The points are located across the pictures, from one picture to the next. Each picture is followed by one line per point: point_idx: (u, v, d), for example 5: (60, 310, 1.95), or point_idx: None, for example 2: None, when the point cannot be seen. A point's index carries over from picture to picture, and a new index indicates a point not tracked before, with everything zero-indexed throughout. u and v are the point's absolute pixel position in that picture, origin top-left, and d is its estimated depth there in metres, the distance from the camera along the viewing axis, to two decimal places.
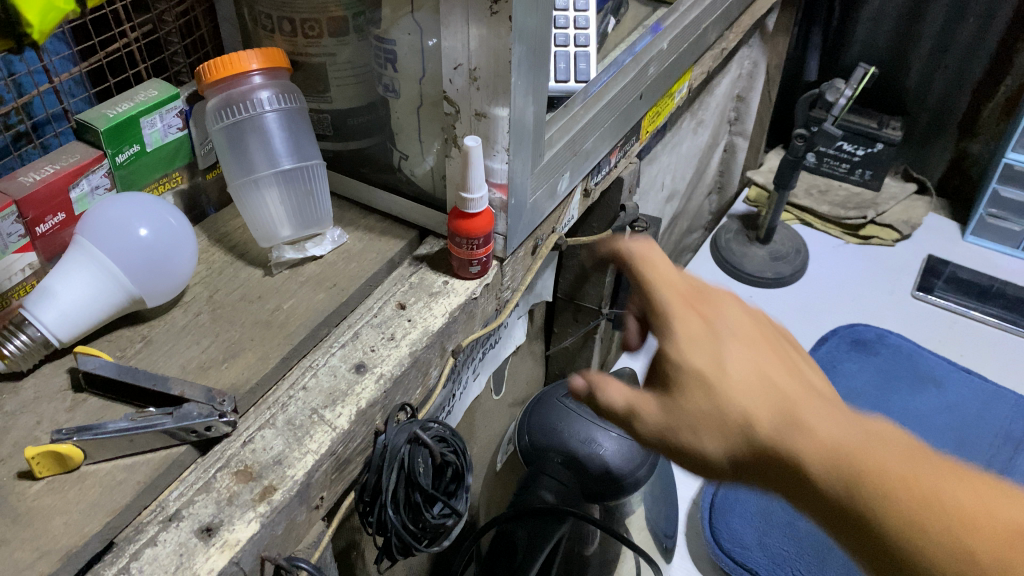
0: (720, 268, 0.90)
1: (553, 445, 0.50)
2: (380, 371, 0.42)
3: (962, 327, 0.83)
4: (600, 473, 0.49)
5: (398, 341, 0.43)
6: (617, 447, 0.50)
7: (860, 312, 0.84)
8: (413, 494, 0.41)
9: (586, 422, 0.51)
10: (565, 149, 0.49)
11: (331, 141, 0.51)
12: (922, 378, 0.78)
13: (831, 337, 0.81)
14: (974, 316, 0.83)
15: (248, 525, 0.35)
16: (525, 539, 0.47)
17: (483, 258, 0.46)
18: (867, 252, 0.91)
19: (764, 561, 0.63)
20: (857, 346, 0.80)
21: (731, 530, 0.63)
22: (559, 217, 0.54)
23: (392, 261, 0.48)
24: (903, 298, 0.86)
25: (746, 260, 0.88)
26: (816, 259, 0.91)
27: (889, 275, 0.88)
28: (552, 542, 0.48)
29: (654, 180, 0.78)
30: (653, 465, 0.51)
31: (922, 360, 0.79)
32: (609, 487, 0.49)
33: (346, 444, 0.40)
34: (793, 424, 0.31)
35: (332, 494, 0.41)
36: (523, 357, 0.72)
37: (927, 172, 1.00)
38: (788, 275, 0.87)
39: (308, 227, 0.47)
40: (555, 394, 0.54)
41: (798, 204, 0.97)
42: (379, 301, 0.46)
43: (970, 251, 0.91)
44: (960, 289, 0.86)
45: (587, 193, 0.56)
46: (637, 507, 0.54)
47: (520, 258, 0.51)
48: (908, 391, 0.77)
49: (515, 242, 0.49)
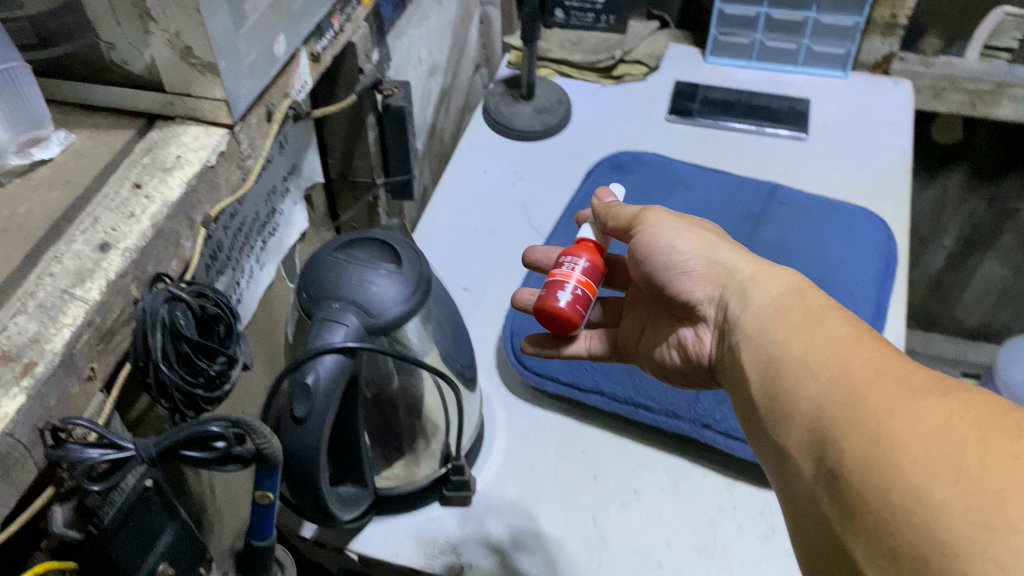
0: (495, 131, 0.94)
1: (329, 294, 0.53)
2: (125, 245, 0.43)
3: (712, 137, 0.93)
4: (377, 308, 0.52)
5: (138, 217, 0.45)
6: (388, 282, 0.54)
7: (622, 143, 0.92)
8: (181, 347, 0.43)
9: (356, 266, 0.54)
10: (269, 10, 0.50)
11: (39, 49, 0.49)
12: (674, 181, 0.84)
13: (592, 170, 0.87)
14: (721, 126, 0.94)
15: (14, 399, 0.36)
16: (320, 381, 0.50)
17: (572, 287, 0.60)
18: (622, 91, 0.99)
19: (561, 366, 0.72)
20: (616, 168, 0.86)
21: (529, 349, 0.73)
22: (289, 82, 0.56)
23: (124, 149, 0.49)
24: (659, 124, 0.95)
25: (514, 118, 0.93)
26: (580, 104, 0.98)
27: (645, 107, 0.97)
28: (349, 377, 0.51)
29: (409, 54, 0.81)
30: (424, 291, 0.55)
31: (672, 167, 0.86)
32: (388, 317, 0.53)
33: (104, 314, 0.42)
34: (818, 315, 0.46)
35: (104, 365, 0.42)
36: (314, 243, 0.75)
37: (665, 10, 1.08)
38: (554, 125, 0.93)
39: (29, 128, 0.47)
40: (326, 251, 0.56)
41: (553, 57, 1.01)
42: (114, 185, 0.47)
43: (713, 70, 1.01)
44: (713, 108, 0.96)
45: (315, 59, 0.58)
46: (430, 347, 0.59)
47: (253, 125, 0.53)
48: (662, 196, 0.82)
49: (242, 107, 0.51)
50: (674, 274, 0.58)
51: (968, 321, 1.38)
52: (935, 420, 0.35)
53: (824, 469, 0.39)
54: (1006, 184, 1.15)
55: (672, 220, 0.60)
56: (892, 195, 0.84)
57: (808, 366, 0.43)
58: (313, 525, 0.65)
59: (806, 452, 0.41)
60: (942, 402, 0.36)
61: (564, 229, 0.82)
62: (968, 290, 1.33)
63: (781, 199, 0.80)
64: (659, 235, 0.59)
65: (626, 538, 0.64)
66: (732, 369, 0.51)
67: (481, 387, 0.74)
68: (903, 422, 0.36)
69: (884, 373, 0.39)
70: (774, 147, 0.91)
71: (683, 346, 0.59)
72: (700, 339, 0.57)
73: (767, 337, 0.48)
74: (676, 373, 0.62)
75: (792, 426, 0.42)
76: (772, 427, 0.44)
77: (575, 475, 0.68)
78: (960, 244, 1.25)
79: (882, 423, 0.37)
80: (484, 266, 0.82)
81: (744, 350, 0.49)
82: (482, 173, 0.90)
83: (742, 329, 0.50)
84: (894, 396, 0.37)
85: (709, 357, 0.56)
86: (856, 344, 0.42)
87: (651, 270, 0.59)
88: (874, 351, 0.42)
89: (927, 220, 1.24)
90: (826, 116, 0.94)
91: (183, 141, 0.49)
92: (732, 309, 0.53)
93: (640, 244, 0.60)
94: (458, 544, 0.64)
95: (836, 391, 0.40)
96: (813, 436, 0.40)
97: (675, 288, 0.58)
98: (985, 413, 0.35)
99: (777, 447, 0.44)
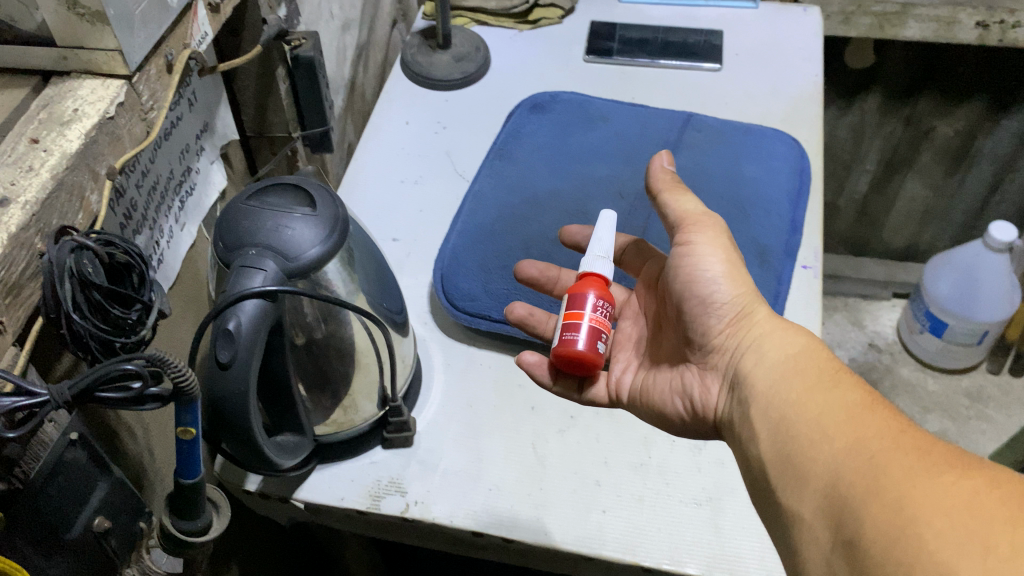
0: (415, 83, 0.95)
1: (245, 242, 0.52)
2: (25, 199, 0.43)
3: (630, 73, 0.95)
4: (293, 251, 0.52)
5: (37, 170, 0.44)
6: (304, 225, 0.53)
7: (542, 86, 0.94)
8: (92, 296, 0.43)
9: (271, 212, 0.53)
10: None
11: None
12: (592, 117, 0.87)
13: (513, 112, 0.89)
14: (638, 63, 0.95)
15: None
16: (242, 327, 0.49)
17: (596, 327, 0.60)
18: (539, 35, 1.00)
19: (492, 302, 0.73)
20: (535, 109, 0.88)
21: (460, 289, 0.73)
22: (188, 33, 0.56)
23: (19, 107, 0.49)
24: (577, 65, 0.96)
25: (433, 68, 0.94)
26: (498, 51, 0.99)
27: (562, 49, 0.98)
28: (271, 322, 0.50)
29: (321, 7, 0.81)
30: (341, 233, 0.55)
31: (590, 105, 0.89)
32: (305, 261, 0.52)
33: (9, 269, 0.41)
34: (830, 386, 0.49)
35: (14, 320, 0.42)
36: None
37: None
38: (474, 72, 0.94)
39: None
40: (239, 200, 0.55)
41: (469, 7, 1.02)
42: (11, 141, 0.46)
43: (628, 10, 1.02)
44: (629, 46, 0.97)
45: (214, 10, 0.59)
46: (358, 295, 0.59)
47: (152, 76, 0.52)
48: (582, 131, 0.86)
49: (138, 58, 0.50)
50: (706, 306, 0.59)
51: (897, 242, 1.49)
52: (951, 496, 0.38)
53: (840, 538, 0.41)
54: (916, 107, 1.25)
55: (720, 238, 0.60)
56: (805, 115, 0.88)
57: (821, 438, 0.46)
58: (257, 479, 0.65)
59: (820, 516, 0.43)
60: (953, 474, 0.39)
61: (488, 169, 0.82)
62: (893, 213, 1.43)
63: (697, 127, 0.85)
64: (702, 250, 0.59)
65: (567, 463, 0.66)
66: (741, 429, 0.53)
67: (415, 332, 0.75)
68: (921, 494, 0.39)
69: (900, 447, 0.42)
70: (689, 79, 0.93)
71: (687, 394, 0.61)
72: (709, 391, 0.59)
73: (781, 404, 0.50)
74: (675, 421, 0.62)
75: (806, 491, 0.45)
76: (785, 488, 0.46)
77: (513, 408, 0.70)
78: (882, 168, 1.35)
79: (902, 494, 0.39)
80: (412, 214, 0.82)
81: (755, 414, 0.52)
82: (405, 125, 0.90)
83: (755, 390, 0.53)
84: (913, 470, 0.40)
85: (714, 410, 0.59)
86: (869, 418, 0.45)
87: (684, 291, 0.60)
88: (889, 419, 0.45)
89: (849, 146, 1.33)
90: (738, 45, 0.97)
91: (80, 95, 0.48)
92: (749, 366, 0.55)
93: (679, 255, 0.60)
94: (402, 482, 0.65)
95: (853, 463, 0.43)
96: (829, 501, 0.43)
97: (700, 320, 0.59)
98: (997, 487, 0.38)
99: (787, 510, 0.46)
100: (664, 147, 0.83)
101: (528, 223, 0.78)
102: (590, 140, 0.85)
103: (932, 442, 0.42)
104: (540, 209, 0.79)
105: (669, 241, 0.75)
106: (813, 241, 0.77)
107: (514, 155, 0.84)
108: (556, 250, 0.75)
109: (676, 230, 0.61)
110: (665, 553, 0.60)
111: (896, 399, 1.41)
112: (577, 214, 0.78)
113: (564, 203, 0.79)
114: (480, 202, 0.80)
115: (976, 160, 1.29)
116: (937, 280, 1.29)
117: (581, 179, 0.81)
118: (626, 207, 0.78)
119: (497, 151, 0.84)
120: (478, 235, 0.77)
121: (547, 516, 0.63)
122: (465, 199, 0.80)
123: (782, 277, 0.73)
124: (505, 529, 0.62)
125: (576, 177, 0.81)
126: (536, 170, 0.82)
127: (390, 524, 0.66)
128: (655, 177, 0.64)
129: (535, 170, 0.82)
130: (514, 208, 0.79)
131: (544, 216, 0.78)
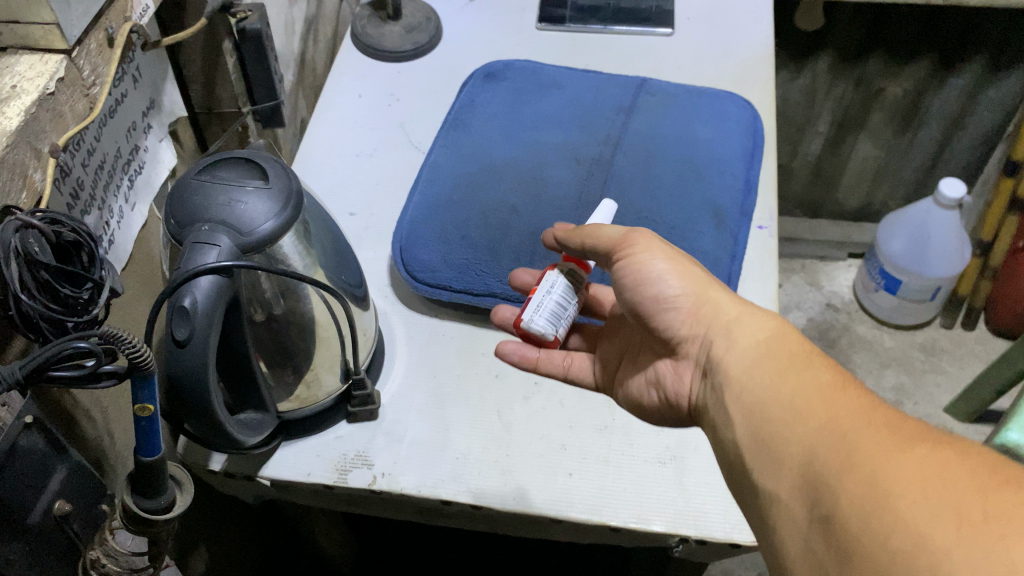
0: (365, 55, 0.94)
1: (196, 217, 0.51)
2: None
3: (582, 39, 0.95)
4: (247, 226, 0.51)
5: None
6: (257, 199, 0.52)
7: (495, 55, 0.93)
8: (39, 275, 0.43)
9: (221, 186, 0.52)
10: None
11: None
12: (545, 84, 0.87)
13: (467, 82, 0.88)
14: (589, 30, 0.95)
15: None
16: (198, 304, 0.48)
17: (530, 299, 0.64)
18: (491, 4, 1.00)
19: (452, 273, 0.72)
20: (488, 78, 0.88)
21: (419, 261, 0.73)
22: (127, 5, 0.54)
23: None
24: (530, 32, 0.96)
25: (383, 40, 0.93)
26: (449, 21, 0.98)
27: (515, 16, 0.98)
28: (225, 300, 0.49)
29: None
30: (294, 205, 0.54)
31: (542, 72, 0.89)
32: (258, 236, 0.52)
33: None
34: (802, 371, 0.48)
35: None
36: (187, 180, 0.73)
37: None
38: (425, 43, 0.93)
39: None
40: (189, 175, 0.54)
41: None
42: None
43: None
44: (581, 13, 0.97)
45: None
46: (315, 269, 0.59)
47: (92, 49, 0.51)
48: (536, 98, 0.86)
49: (77, 32, 0.49)
50: (659, 306, 0.59)
51: (851, 203, 1.51)
52: (923, 469, 0.38)
53: (818, 514, 0.40)
54: (865, 67, 1.26)
55: (655, 240, 0.60)
56: (757, 77, 0.89)
57: (794, 421, 0.45)
58: (221, 457, 0.65)
59: (797, 496, 0.42)
60: (926, 446, 0.39)
61: (442, 140, 0.82)
62: (847, 172, 1.45)
63: (650, 91, 0.85)
64: (640, 256, 0.59)
65: (531, 429, 0.67)
66: (715, 415, 0.53)
67: (376, 304, 0.74)
68: (894, 468, 0.38)
69: (873, 423, 0.42)
70: (641, 44, 0.93)
71: (661, 384, 0.61)
72: (682, 377, 0.59)
73: (754, 390, 0.49)
74: (652, 410, 0.63)
75: (782, 471, 0.44)
76: (760, 470, 0.46)
77: (476, 376, 0.70)
78: (834, 129, 1.37)
79: (877, 468, 0.39)
80: (368, 188, 0.82)
81: (728, 400, 0.51)
82: (358, 98, 0.89)
83: (727, 373, 0.52)
84: (886, 444, 0.40)
85: (688, 398, 0.58)
86: (837, 398, 0.45)
87: (633, 297, 0.60)
88: (860, 397, 0.44)
89: (801, 108, 1.35)
90: (690, 9, 0.97)
91: (16, 70, 0.47)
92: (718, 352, 0.54)
93: (620, 269, 0.60)
94: (368, 455, 0.65)
95: (827, 440, 0.42)
96: (805, 480, 0.42)
97: (657, 320, 0.59)
98: (972, 458, 0.38)
99: (762, 492, 0.45)
100: (618, 113, 0.83)
101: (484, 192, 0.77)
102: (544, 107, 0.85)
103: (903, 418, 0.42)
104: (497, 177, 0.78)
105: (626, 203, 0.75)
106: (768, 202, 0.79)
107: (468, 124, 0.83)
108: (514, 219, 0.75)
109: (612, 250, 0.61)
110: (632, 512, 0.61)
111: (854, 356, 1.44)
112: (533, 180, 0.78)
113: (520, 171, 0.78)
114: (436, 172, 0.79)
115: (925, 120, 1.31)
116: (888, 238, 1.32)
117: (535, 145, 0.81)
118: (582, 172, 0.78)
119: (451, 121, 0.84)
120: (435, 207, 0.77)
121: (514, 481, 0.63)
122: (421, 171, 0.80)
123: (740, 237, 0.74)
124: (472, 496, 0.62)
125: (531, 144, 0.81)
126: (491, 139, 0.82)
127: (358, 496, 0.66)
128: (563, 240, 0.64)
129: (491, 139, 0.82)
130: (470, 177, 0.78)
131: (501, 184, 0.78)
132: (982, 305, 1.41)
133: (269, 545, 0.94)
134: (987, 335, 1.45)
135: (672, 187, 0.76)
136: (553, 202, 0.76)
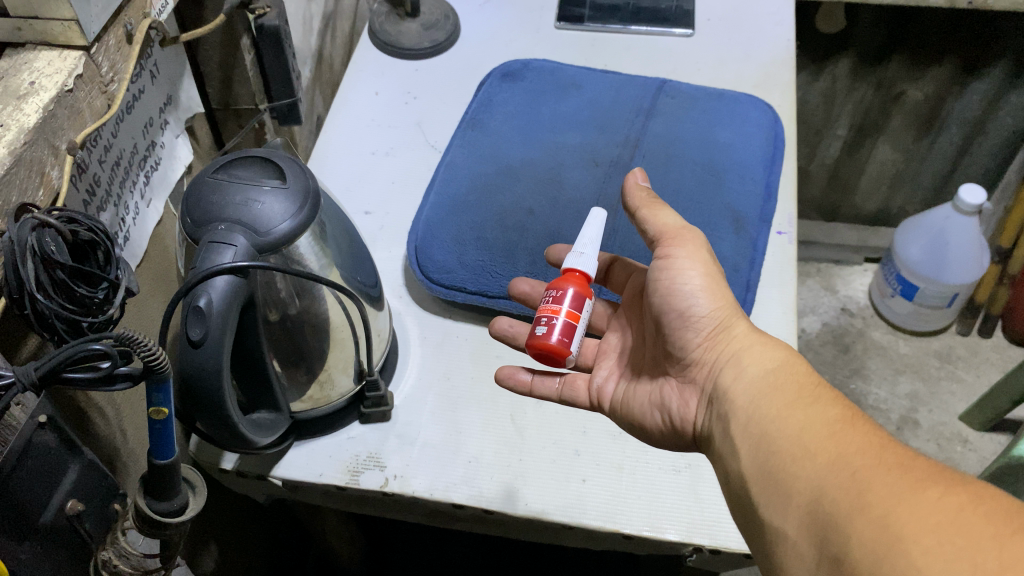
0: (383, 52, 0.93)
1: (213, 217, 0.51)
2: None
3: (601, 39, 0.94)
4: (263, 227, 0.51)
5: None
6: (274, 201, 0.52)
7: (513, 53, 0.92)
8: (56, 276, 0.42)
9: (239, 186, 0.52)
10: None
11: None
12: (565, 84, 0.86)
13: (484, 81, 0.88)
14: (609, 29, 0.95)
15: None
16: (213, 304, 0.47)
17: (547, 317, 0.59)
18: (509, 2, 0.99)
19: (468, 275, 0.72)
20: (507, 77, 0.87)
21: (435, 263, 0.73)
22: (146, 2, 0.54)
23: None
24: (548, 31, 0.95)
25: (401, 37, 0.92)
26: (467, 19, 0.97)
27: (533, 15, 0.97)
28: (241, 301, 0.49)
29: None
30: (312, 207, 0.54)
31: (562, 72, 0.88)
32: (274, 238, 0.51)
33: None
34: (812, 403, 0.48)
35: None
36: None
37: None
38: (443, 41, 0.92)
39: None
40: (204, 174, 0.53)
41: None
42: None
43: None
44: (601, 13, 0.97)
45: None
46: (330, 269, 0.58)
47: (111, 46, 0.51)
48: (555, 98, 0.85)
49: (95, 27, 0.48)
50: (682, 320, 0.58)
51: (868, 207, 1.50)
52: (935, 516, 0.37)
53: (828, 555, 0.40)
54: (884, 71, 1.25)
55: (702, 251, 0.59)
56: (777, 80, 0.88)
57: (801, 457, 0.45)
58: (234, 457, 0.64)
59: (807, 535, 0.42)
60: (940, 490, 0.38)
61: (460, 139, 0.82)
62: (864, 177, 1.43)
63: (669, 93, 0.84)
64: (681, 264, 0.58)
65: (545, 433, 0.66)
66: (722, 445, 0.52)
67: (390, 305, 0.74)
68: (904, 512, 0.38)
69: (885, 463, 0.41)
70: (661, 44, 0.93)
71: (666, 408, 0.59)
72: (687, 404, 0.58)
73: (762, 422, 0.49)
74: (653, 433, 0.61)
75: (790, 507, 0.43)
76: (767, 505, 0.45)
77: (489, 380, 0.69)
78: (853, 133, 1.36)
79: (888, 511, 0.38)
80: (384, 186, 0.81)
81: (736, 431, 0.50)
82: (375, 96, 0.89)
83: (733, 404, 0.52)
84: (899, 486, 0.39)
85: (693, 425, 0.57)
86: (847, 436, 0.44)
87: (662, 304, 0.59)
88: (871, 435, 0.44)
89: (820, 111, 1.34)
90: (710, 10, 0.96)
91: (36, 67, 0.47)
92: (727, 380, 0.54)
93: (658, 269, 0.59)
94: (381, 457, 0.65)
95: (838, 479, 0.42)
96: (814, 518, 0.42)
97: (676, 336, 0.58)
98: (986, 503, 0.37)
99: (771, 527, 0.44)
100: (636, 115, 0.82)
101: (501, 193, 0.77)
102: (562, 107, 0.84)
103: (915, 457, 0.41)
104: (514, 178, 0.77)
105: None
106: (787, 207, 0.78)
107: (486, 123, 0.83)
108: (531, 221, 0.74)
109: (656, 245, 0.60)
110: (645, 521, 0.61)
111: (868, 362, 1.43)
112: (551, 182, 0.77)
113: (538, 172, 0.78)
114: (452, 172, 0.79)
115: (945, 124, 1.30)
116: (906, 244, 1.31)
117: (554, 146, 0.80)
118: (602, 174, 0.77)
119: (468, 121, 0.83)
120: (450, 207, 0.76)
121: (525, 487, 0.63)
122: (437, 171, 0.79)
123: (760, 243, 0.73)
124: (485, 500, 0.62)
125: (549, 145, 0.80)
126: (509, 139, 0.81)
127: (370, 498, 0.66)
128: (632, 194, 0.62)
129: (508, 139, 0.81)
130: (486, 177, 0.78)
131: (518, 185, 0.77)
132: (999, 312, 1.40)
133: (281, 543, 0.94)
134: (1003, 343, 1.44)
135: (692, 190, 0.75)
136: (571, 205, 0.75)
